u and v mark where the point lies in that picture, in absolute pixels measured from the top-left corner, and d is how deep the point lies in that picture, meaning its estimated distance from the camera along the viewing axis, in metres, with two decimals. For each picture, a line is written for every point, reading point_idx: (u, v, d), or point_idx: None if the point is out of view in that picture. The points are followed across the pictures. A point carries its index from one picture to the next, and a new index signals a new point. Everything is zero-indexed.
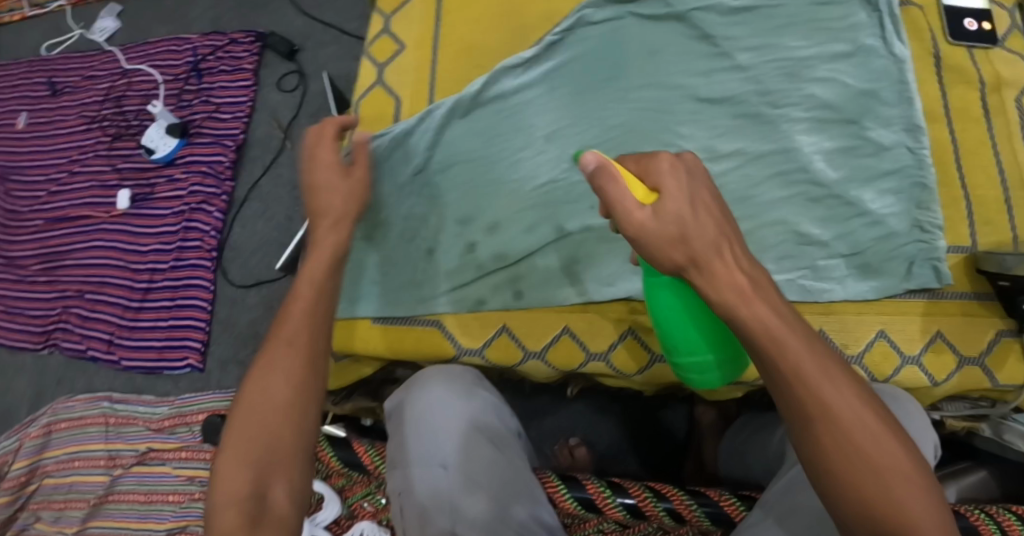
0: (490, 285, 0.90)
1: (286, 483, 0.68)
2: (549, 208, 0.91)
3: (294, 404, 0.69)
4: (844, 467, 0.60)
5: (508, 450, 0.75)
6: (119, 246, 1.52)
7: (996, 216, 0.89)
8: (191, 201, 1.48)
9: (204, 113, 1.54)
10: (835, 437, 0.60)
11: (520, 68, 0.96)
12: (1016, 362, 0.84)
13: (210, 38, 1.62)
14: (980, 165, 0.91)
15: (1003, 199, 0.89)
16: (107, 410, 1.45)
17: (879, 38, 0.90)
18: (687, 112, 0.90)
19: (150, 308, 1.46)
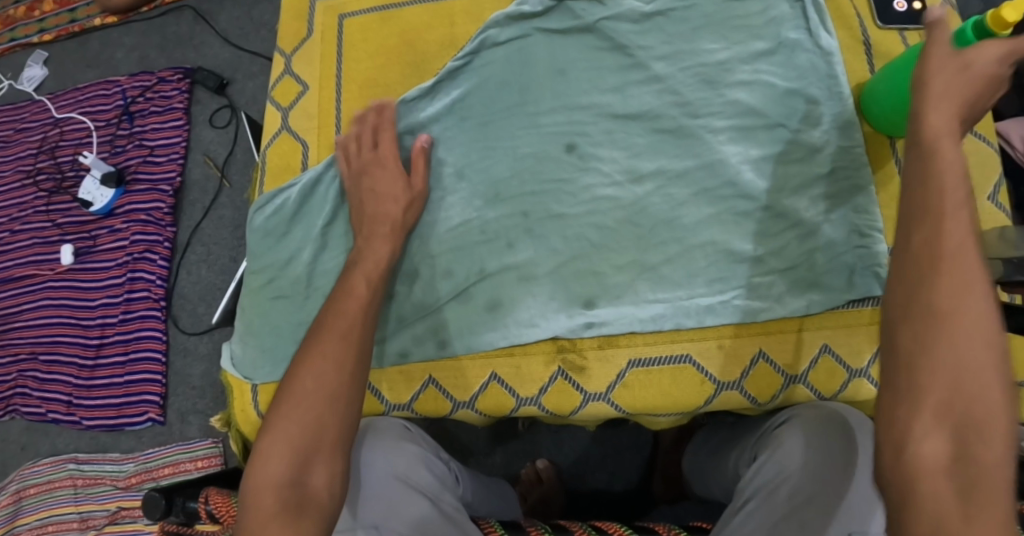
0: (412, 336, 0.92)
1: (326, 470, 0.69)
2: (471, 249, 0.92)
3: (339, 390, 0.72)
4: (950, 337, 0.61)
5: (442, 501, 0.72)
6: (67, 302, 1.48)
7: None
8: (134, 251, 1.44)
9: (139, 158, 1.50)
10: (954, 309, 0.61)
11: (426, 98, 0.96)
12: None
13: (136, 78, 1.57)
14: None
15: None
16: (74, 472, 1.42)
17: (803, 31, 0.91)
18: (603, 131, 0.92)
19: (105, 365, 1.43)
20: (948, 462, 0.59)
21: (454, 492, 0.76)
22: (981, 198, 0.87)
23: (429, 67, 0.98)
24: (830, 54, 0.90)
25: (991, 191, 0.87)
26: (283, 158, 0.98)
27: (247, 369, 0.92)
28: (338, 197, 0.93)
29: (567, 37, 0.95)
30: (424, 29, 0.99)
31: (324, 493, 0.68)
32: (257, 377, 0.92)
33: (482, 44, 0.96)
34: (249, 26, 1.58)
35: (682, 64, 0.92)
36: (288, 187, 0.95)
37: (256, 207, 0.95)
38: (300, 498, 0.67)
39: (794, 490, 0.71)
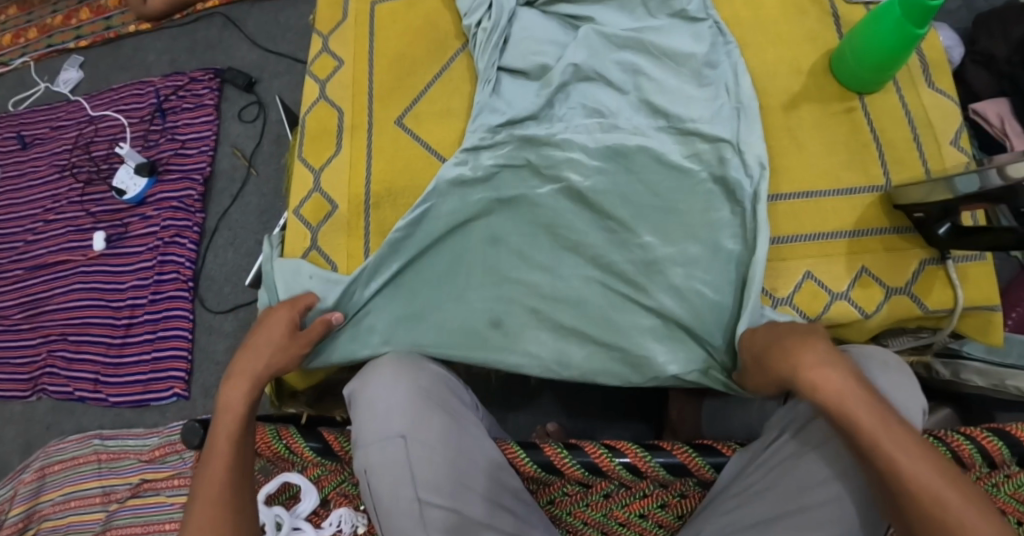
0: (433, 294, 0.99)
1: None
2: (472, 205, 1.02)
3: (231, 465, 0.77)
4: (894, 475, 0.66)
5: (461, 417, 0.79)
6: (98, 286, 1.56)
7: (906, 155, 0.94)
8: (165, 235, 1.52)
9: (171, 151, 1.59)
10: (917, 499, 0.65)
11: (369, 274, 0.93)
12: (942, 287, 0.90)
13: (170, 79, 1.67)
14: (888, 104, 0.96)
15: (913, 139, 0.95)
16: (99, 447, 1.48)
17: (739, 239, 0.91)
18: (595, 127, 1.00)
19: (133, 344, 1.50)
20: None
21: (473, 412, 0.83)
22: (944, 142, 0.95)
23: (444, 41, 1.03)
24: (811, 34, 1.00)
25: (954, 136, 0.95)
26: (319, 124, 1.02)
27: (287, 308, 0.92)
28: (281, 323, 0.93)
29: (517, 206, 0.94)
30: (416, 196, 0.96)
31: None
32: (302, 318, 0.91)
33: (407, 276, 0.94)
34: (276, 30, 1.69)
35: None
36: (330, 156, 1.00)
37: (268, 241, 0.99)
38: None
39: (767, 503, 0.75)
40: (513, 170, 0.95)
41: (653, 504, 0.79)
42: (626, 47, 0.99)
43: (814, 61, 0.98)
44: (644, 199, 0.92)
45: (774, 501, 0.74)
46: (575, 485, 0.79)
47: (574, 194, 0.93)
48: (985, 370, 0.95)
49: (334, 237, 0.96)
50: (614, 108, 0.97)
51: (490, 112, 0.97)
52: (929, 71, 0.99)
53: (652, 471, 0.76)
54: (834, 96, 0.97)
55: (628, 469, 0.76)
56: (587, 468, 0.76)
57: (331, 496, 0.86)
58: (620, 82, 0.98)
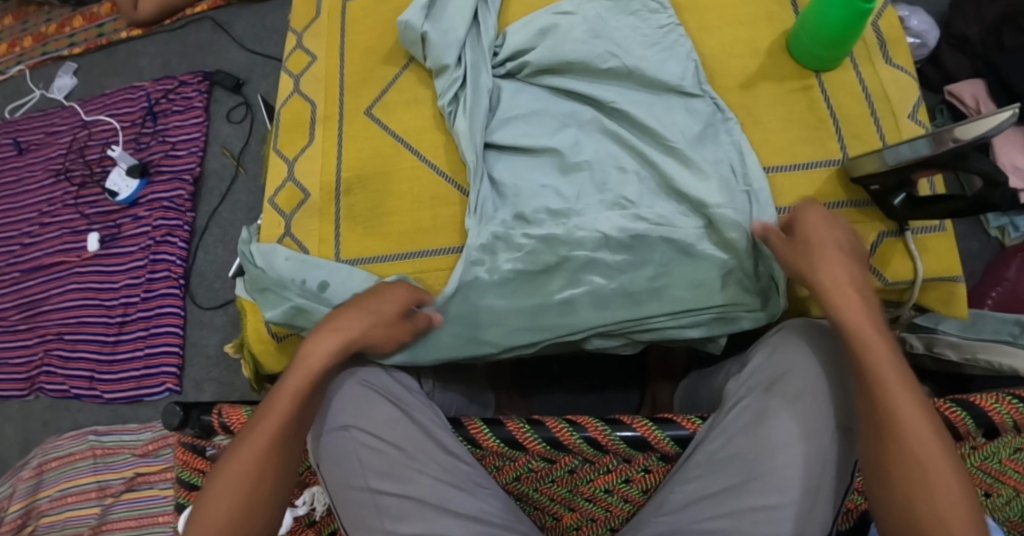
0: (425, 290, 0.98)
1: None
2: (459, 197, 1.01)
3: (254, 492, 0.76)
4: (908, 446, 0.71)
5: (407, 404, 0.85)
6: (92, 286, 1.59)
7: (863, 130, 0.97)
8: (156, 235, 1.56)
9: (161, 152, 1.63)
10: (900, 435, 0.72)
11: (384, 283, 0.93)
12: (901, 258, 0.92)
13: (160, 82, 1.71)
14: (845, 81, 0.99)
15: (869, 113, 0.97)
16: (94, 443, 1.51)
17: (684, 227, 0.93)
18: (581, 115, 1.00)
19: (127, 341, 1.53)
20: None
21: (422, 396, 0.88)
22: (902, 116, 0.97)
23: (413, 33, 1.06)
24: (769, 16, 1.02)
25: (910, 111, 0.98)
26: (294, 117, 1.05)
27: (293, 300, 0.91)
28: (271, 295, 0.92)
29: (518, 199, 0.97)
30: (416, 204, 0.97)
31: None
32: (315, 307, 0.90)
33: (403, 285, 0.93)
34: (264, 32, 1.72)
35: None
36: (304, 146, 1.03)
37: (243, 254, 0.97)
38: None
39: (732, 470, 0.80)
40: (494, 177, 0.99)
41: (617, 480, 0.81)
42: (603, 61, 0.98)
43: (772, 42, 1.01)
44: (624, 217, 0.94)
45: (732, 470, 0.80)
46: (538, 460, 0.80)
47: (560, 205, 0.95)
48: (959, 343, 0.98)
49: (307, 222, 0.99)
50: (586, 124, 0.99)
51: (468, 113, 0.98)
52: (886, 49, 1.02)
53: (613, 445, 0.78)
54: (794, 75, 0.99)
55: (589, 443, 0.78)
56: (550, 443, 0.78)
57: (305, 475, 0.89)
58: (601, 96, 0.99)
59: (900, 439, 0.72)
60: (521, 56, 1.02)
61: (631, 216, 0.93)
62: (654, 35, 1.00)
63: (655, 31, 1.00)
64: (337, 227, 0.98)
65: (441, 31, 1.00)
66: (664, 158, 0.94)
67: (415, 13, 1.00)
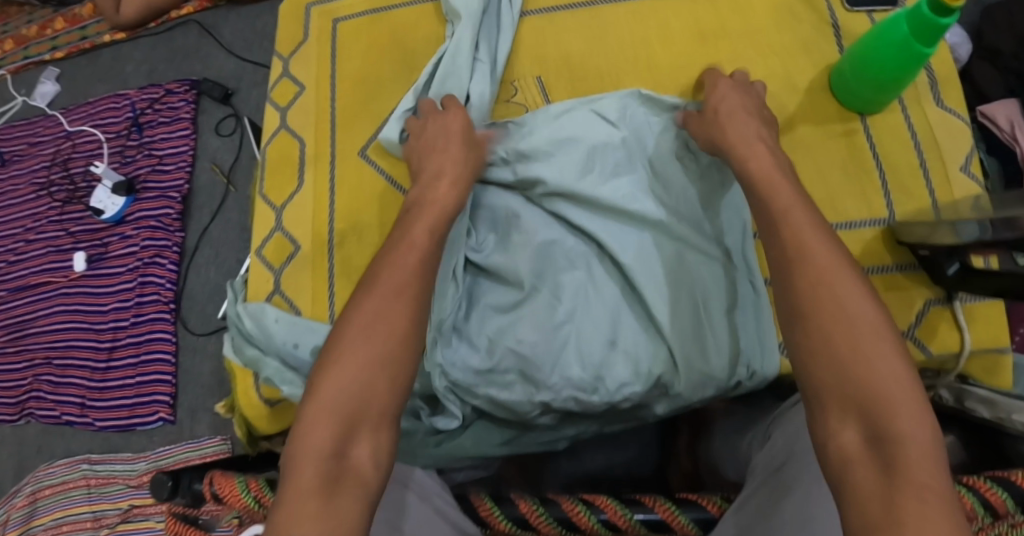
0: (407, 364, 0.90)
1: (367, 443, 0.65)
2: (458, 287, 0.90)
3: (396, 374, 0.69)
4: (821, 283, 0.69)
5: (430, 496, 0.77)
6: (80, 308, 1.53)
7: (912, 182, 0.93)
8: (144, 255, 1.49)
9: (148, 167, 1.55)
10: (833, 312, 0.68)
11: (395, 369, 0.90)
12: (949, 329, 0.89)
13: (145, 91, 1.63)
14: (891, 124, 0.94)
15: (919, 165, 0.93)
16: (88, 472, 1.46)
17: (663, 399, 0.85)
18: (574, 245, 0.89)
19: (117, 368, 1.47)
20: (862, 450, 0.62)
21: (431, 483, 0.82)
22: (952, 167, 0.93)
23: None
24: (806, 43, 0.98)
25: (963, 162, 0.93)
26: (281, 155, 0.98)
27: (292, 361, 0.84)
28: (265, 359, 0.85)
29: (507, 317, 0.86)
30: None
31: (369, 465, 0.64)
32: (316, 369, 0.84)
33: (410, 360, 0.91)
34: (253, 38, 1.64)
35: (664, 48, 1.00)
36: (293, 191, 0.96)
37: (232, 318, 0.87)
38: (343, 472, 0.63)
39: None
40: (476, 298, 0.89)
41: None
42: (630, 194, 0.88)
43: (811, 81, 0.96)
44: (580, 381, 0.82)
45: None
46: None
47: (523, 352, 0.83)
48: (990, 398, 0.82)
49: (299, 276, 0.92)
50: (598, 274, 0.87)
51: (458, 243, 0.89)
52: (938, 88, 0.96)
53: (633, 530, 0.71)
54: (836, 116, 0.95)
55: (608, 526, 0.71)
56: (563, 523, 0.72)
57: None
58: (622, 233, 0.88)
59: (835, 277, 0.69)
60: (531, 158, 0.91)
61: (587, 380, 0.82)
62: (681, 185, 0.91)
63: (701, 166, 0.91)
64: (332, 282, 0.91)
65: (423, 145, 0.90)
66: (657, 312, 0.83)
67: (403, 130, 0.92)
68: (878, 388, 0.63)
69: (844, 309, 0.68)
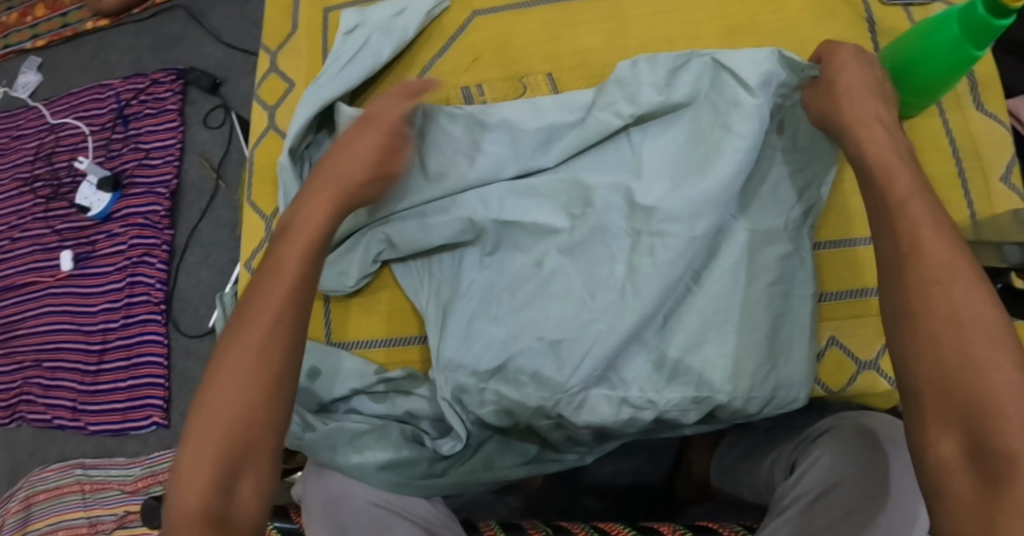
0: (406, 381, 0.86)
1: (253, 479, 0.63)
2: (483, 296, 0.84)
3: (270, 401, 0.64)
4: (917, 265, 0.60)
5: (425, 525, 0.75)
6: (69, 309, 1.48)
7: (951, 193, 0.87)
8: (133, 254, 1.44)
9: (134, 161, 1.50)
10: (942, 306, 0.58)
11: (395, 391, 0.86)
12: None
13: (129, 81, 1.56)
14: (929, 129, 0.88)
15: (957, 174, 0.87)
16: (82, 477, 1.42)
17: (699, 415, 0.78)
18: (624, 249, 0.80)
19: (108, 371, 1.42)
20: (961, 463, 0.55)
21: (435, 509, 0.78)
22: (994, 179, 0.87)
23: (436, 80, 1.00)
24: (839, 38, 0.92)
25: (1004, 171, 0.87)
26: (269, 156, 0.98)
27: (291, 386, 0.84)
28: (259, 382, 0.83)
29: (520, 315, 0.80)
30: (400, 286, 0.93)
31: (252, 501, 0.63)
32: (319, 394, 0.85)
33: (409, 381, 0.86)
34: (242, 25, 1.58)
35: (687, 42, 0.95)
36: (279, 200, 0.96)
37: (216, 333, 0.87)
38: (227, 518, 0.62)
39: None
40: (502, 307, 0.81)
41: None
42: (684, 194, 0.78)
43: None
44: (610, 401, 0.78)
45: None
46: None
47: (549, 360, 0.79)
48: None
49: None
50: (639, 268, 0.78)
51: (460, 237, 0.85)
52: (980, 90, 0.89)
53: None
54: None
55: None
56: None
57: None
58: (678, 242, 0.77)
59: (931, 264, 0.60)
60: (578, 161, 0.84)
61: (619, 401, 0.78)
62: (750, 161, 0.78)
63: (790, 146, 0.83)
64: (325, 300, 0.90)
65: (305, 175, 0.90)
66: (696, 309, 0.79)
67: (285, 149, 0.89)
68: (976, 399, 0.55)
69: (953, 306, 0.58)
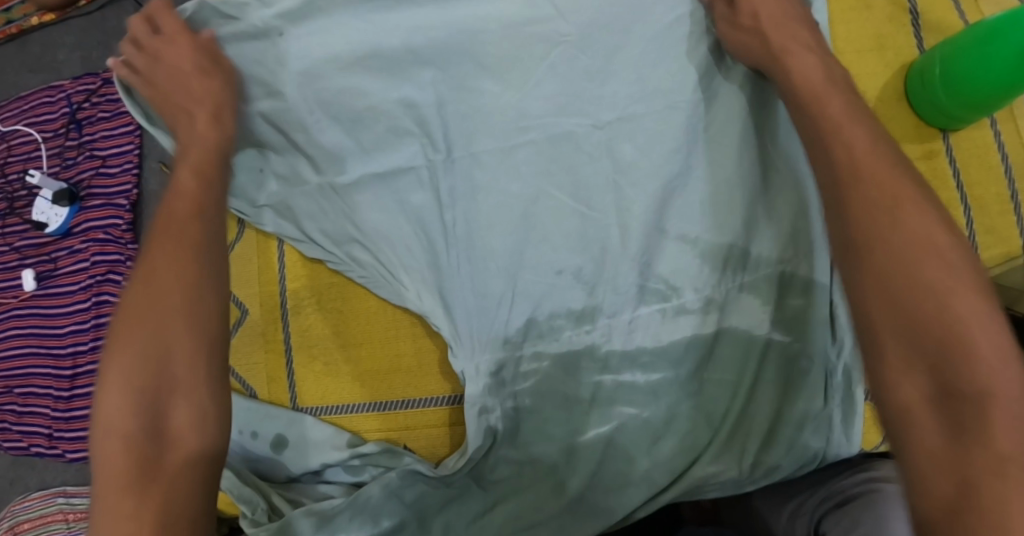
0: (374, 455, 0.68)
1: (188, 400, 0.53)
2: (433, 248, 0.68)
3: (187, 294, 0.55)
4: (867, 195, 0.51)
5: None
6: (35, 332, 1.39)
7: (1002, 222, 0.66)
8: (96, 273, 1.35)
9: (91, 170, 1.40)
10: (893, 239, 0.49)
11: (369, 461, 0.68)
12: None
13: (80, 82, 1.45)
14: (980, 143, 0.67)
15: (1008, 196, 0.67)
16: (65, 507, 1.36)
17: (777, 359, 0.64)
18: (600, 170, 0.66)
19: (81, 396, 1.34)
20: (928, 407, 0.46)
21: None
22: None
23: None
24: None
25: None
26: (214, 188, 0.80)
27: (251, 459, 0.70)
28: None
29: (493, 260, 0.67)
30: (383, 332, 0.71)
31: (188, 427, 0.52)
32: (280, 469, 0.70)
33: (385, 454, 0.68)
34: None
35: None
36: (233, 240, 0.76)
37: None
38: (158, 457, 0.51)
39: None
40: (470, 244, 0.67)
41: None
42: (645, 101, 0.65)
43: (884, 83, 0.68)
44: (666, 320, 0.65)
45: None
46: None
47: (580, 294, 0.66)
48: None
49: (249, 349, 0.74)
50: (627, 161, 0.65)
51: (406, 179, 0.69)
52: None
53: None
54: (906, 135, 0.67)
55: None
56: None
57: None
58: (663, 145, 0.65)
59: (870, 191, 0.51)
60: (458, 70, 0.66)
61: (675, 312, 0.65)
62: (703, 74, 0.64)
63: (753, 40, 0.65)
64: (290, 359, 0.73)
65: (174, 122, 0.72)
66: (726, 217, 0.65)
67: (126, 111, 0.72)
68: (945, 341, 0.46)
69: (910, 237, 0.49)
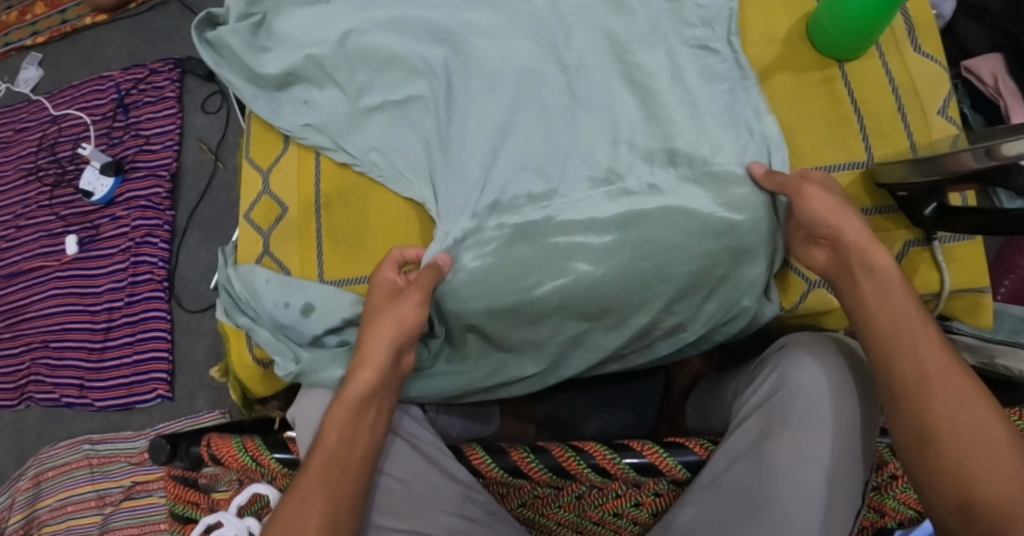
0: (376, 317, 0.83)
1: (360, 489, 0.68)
2: (431, 150, 0.85)
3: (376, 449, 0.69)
4: (920, 380, 0.63)
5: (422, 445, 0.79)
6: (75, 291, 1.52)
7: (892, 130, 0.83)
8: (135, 236, 1.50)
9: (135, 147, 1.56)
10: (934, 398, 0.62)
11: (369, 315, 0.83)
12: (927, 269, 0.80)
13: (127, 72, 1.63)
14: (871, 71, 0.84)
15: (896, 109, 0.83)
16: (90, 452, 1.44)
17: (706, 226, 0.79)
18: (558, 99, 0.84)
19: (114, 348, 1.48)
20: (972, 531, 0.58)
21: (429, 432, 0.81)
22: (932, 112, 0.83)
23: None
24: None
25: (941, 105, 0.83)
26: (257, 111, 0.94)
27: (279, 321, 0.84)
28: (240, 317, 0.86)
29: (477, 153, 0.83)
30: (393, 220, 0.86)
31: None
32: (302, 329, 0.84)
33: None
34: None
35: None
36: (278, 154, 0.91)
37: (222, 283, 0.88)
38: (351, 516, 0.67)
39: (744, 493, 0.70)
40: (456, 139, 0.84)
41: (628, 504, 0.74)
42: (599, 49, 0.85)
43: (789, 27, 0.87)
44: (612, 199, 0.81)
45: (736, 499, 0.71)
46: (545, 487, 0.74)
47: (538, 183, 0.82)
48: (975, 345, 0.83)
49: (286, 238, 0.88)
50: (582, 91, 0.84)
51: (415, 106, 0.87)
52: (915, 34, 0.86)
53: (622, 473, 0.71)
54: (810, 65, 0.85)
55: (597, 471, 0.71)
56: (555, 471, 0.72)
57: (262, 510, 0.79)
58: (613, 80, 0.84)
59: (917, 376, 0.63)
60: (457, 28, 0.87)
61: (620, 195, 0.81)
62: (642, 27, 0.85)
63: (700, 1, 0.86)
64: (318, 242, 0.87)
65: (238, 63, 0.93)
66: (660, 121, 0.82)
67: (201, 55, 0.94)
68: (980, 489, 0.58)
69: (944, 397, 0.62)
